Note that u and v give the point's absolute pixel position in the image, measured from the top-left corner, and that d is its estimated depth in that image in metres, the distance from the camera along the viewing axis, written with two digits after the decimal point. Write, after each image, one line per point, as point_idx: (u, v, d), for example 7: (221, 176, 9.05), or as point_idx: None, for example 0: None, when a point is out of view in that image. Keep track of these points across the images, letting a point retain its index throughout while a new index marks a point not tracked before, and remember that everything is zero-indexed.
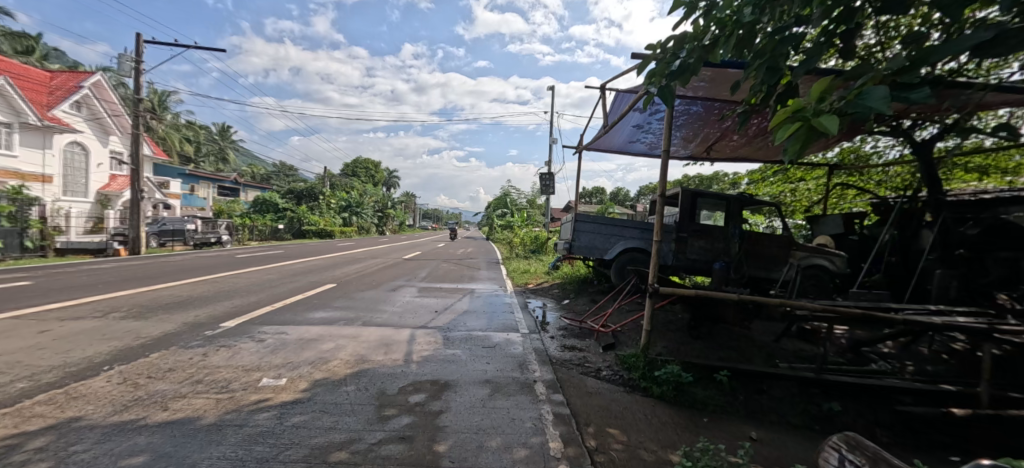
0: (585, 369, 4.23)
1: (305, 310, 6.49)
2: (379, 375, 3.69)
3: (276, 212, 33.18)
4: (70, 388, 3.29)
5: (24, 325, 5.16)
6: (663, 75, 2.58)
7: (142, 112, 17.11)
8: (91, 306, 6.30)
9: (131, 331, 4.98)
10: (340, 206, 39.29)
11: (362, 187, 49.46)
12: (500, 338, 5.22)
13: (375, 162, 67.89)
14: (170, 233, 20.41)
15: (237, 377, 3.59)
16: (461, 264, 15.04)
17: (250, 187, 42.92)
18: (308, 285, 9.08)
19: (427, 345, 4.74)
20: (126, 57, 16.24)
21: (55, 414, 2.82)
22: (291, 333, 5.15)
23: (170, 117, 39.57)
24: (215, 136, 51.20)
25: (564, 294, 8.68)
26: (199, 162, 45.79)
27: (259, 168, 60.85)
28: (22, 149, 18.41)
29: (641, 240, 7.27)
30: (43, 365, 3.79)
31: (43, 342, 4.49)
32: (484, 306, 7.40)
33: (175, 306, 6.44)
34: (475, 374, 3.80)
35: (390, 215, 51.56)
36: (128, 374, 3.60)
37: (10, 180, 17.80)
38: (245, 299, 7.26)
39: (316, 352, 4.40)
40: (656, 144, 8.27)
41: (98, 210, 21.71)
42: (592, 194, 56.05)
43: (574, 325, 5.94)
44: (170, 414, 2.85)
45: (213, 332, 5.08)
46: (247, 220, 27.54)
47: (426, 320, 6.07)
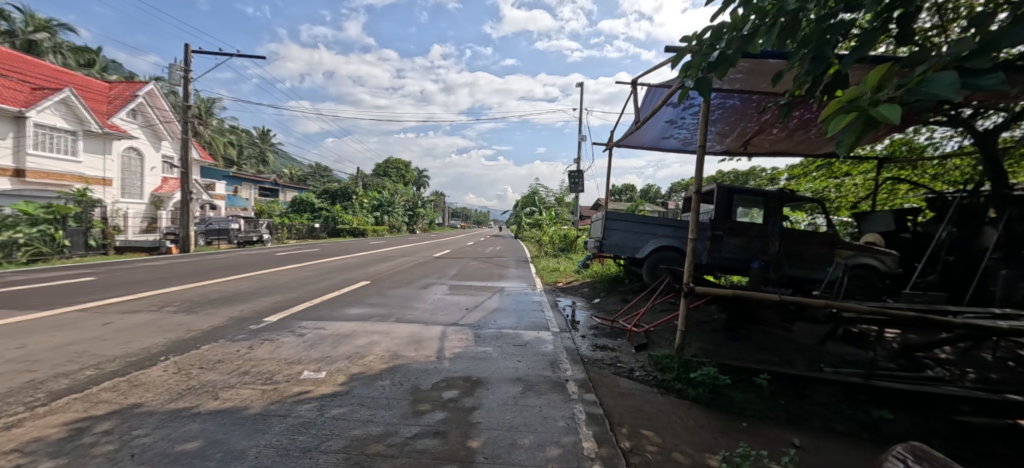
0: (617, 369, 4.16)
1: (340, 306, 6.73)
2: (413, 371, 3.78)
3: (312, 212, 34.38)
4: (131, 376, 3.54)
5: (90, 317, 5.61)
6: (700, 67, 2.49)
7: (190, 118, 18.19)
8: (147, 300, 6.76)
9: (183, 324, 5.30)
10: (372, 205, 40.37)
11: (393, 187, 50.84)
12: (531, 336, 5.23)
13: (405, 161, 69.05)
14: (216, 232, 21.96)
15: (280, 369, 3.76)
16: (490, 263, 15.12)
17: (289, 188, 44.84)
18: (343, 282, 9.36)
19: (459, 343, 4.81)
20: (176, 66, 17.26)
21: (119, 400, 3.05)
22: (328, 328, 5.35)
23: (215, 123, 41.98)
24: (257, 140, 53.79)
25: (594, 293, 8.61)
26: (241, 165, 48.24)
27: (296, 169, 63.73)
28: (86, 155, 19.99)
29: (673, 238, 7.10)
30: (106, 355, 4.10)
31: (108, 333, 4.85)
32: (514, 304, 7.43)
33: (221, 301, 6.82)
34: (506, 371, 3.83)
35: (420, 213, 52.64)
36: (183, 364, 3.84)
37: (76, 183, 19.45)
38: (285, 295, 7.56)
39: (352, 347, 4.55)
40: (690, 140, 8.05)
41: (152, 210, 23.32)
42: (622, 190, 55.20)
43: (606, 325, 5.86)
44: (220, 403, 3.01)
45: (257, 326, 5.34)
46: (286, 220, 28.83)
47: (456, 318, 6.14)
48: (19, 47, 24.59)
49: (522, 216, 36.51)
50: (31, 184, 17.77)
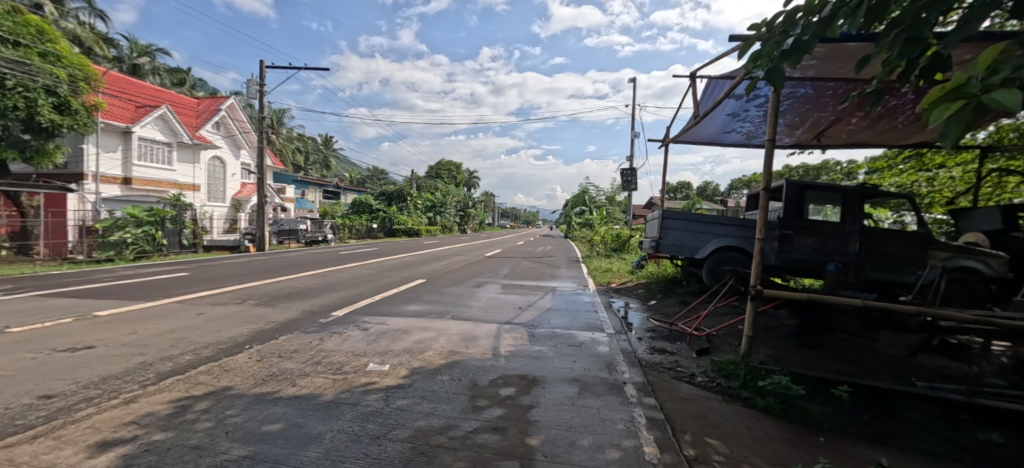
0: (677, 373, 4.02)
1: (399, 303, 7.05)
2: (470, 367, 3.88)
3: (371, 213, 36.18)
4: (222, 362, 3.93)
5: (185, 308, 6.31)
6: (772, 56, 2.34)
7: (264, 128, 19.81)
8: (231, 294, 7.49)
9: (263, 316, 5.81)
10: (426, 206, 41.81)
11: (446, 188, 52.33)
12: (585, 337, 5.17)
13: (456, 163, 70.76)
14: (287, 232, 23.68)
15: (348, 361, 4.01)
16: (540, 262, 15.12)
17: (349, 190, 47.57)
18: (400, 280, 9.79)
19: (514, 341, 4.87)
20: (253, 81, 18.92)
21: (213, 383, 3.41)
22: (389, 323, 5.62)
23: (286, 131, 45.50)
24: (322, 145, 57.65)
25: (650, 294, 8.34)
26: (308, 170, 51.89)
27: (356, 172, 67.50)
28: (179, 164, 22.46)
29: (736, 238, 6.71)
30: (200, 341, 4.60)
31: (201, 323, 5.43)
32: (567, 304, 7.39)
33: (293, 295, 7.40)
34: (562, 371, 3.82)
35: (471, 214, 53.75)
36: (264, 353, 4.21)
37: (171, 189, 21.93)
38: (348, 292, 8.04)
39: (412, 342, 4.75)
40: (755, 133, 7.58)
41: (233, 212, 25.77)
42: (678, 188, 53.04)
43: (663, 327, 5.66)
44: (297, 390, 3.28)
45: (326, 319, 5.73)
46: (348, 221, 30.64)
47: (509, 317, 6.21)
48: (126, 71, 28.08)
49: (572, 215, 36.18)
50: (137, 190, 20.30)
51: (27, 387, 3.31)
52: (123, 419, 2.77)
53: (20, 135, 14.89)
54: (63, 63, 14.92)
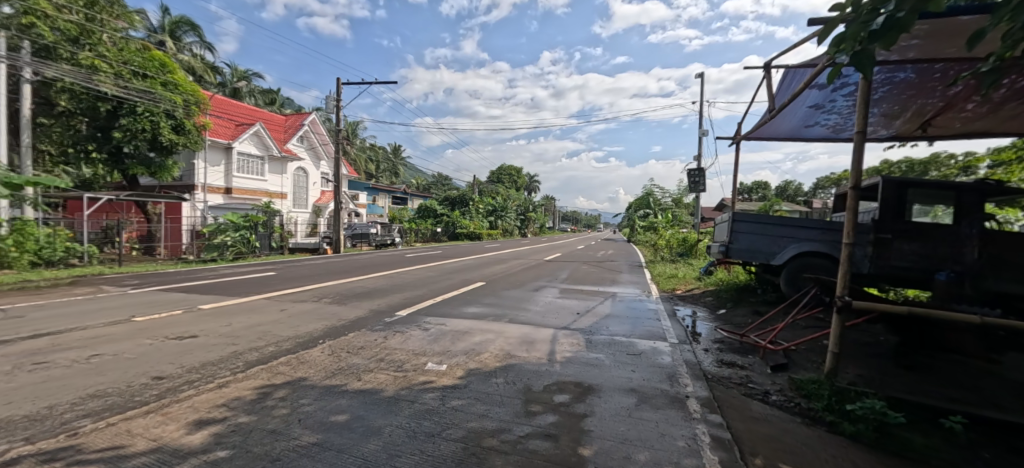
0: (747, 390, 3.69)
1: (459, 305, 7.25)
2: (525, 371, 3.87)
3: (435, 217, 37.65)
4: (299, 354, 4.29)
5: (271, 304, 6.99)
6: (858, 38, 2.08)
7: (341, 140, 21.42)
8: (309, 292, 8.17)
9: (336, 313, 6.28)
10: (487, 210, 42.73)
11: (507, 192, 53.12)
12: (646, 345, 4.95)
13: (517, 167, 71.58)
14: (359, 236, 25.61)
15: (409, 359, 4.19)
16: (601, 267, 14.75)
17: (416, 196, 49.99)
18: (461, 282, 10.05)
19: (570, 347, 4.79)
20: (332, 97, 20.57)
21: (290, 373, 3.73)
22: (448, 324, 5.80)
23: (359, 142, 48.94)
24: (392, 154, 61.21)
25: (720, 302, 7.80)
26: (379, 178, 55.34)
27: (422, 178, 70.83)
28: (270, 174, 25.03)
29: (821, 243, 6.06)
30: (282, 335, 5.06)
31: (283, 318, 5.98)
32: (627, 311, 7.14)
33: (363, 295, 7.91)
34: (619, 380, 3.68)
35: (531, 218, 53.98)
36: (335, 348, 4.53)
37: (263, 197, 24.52)
38: (412, 292, 8.41)
39: (470, 343, 4.85)
40: (843, 126, 6.82)
41: (314, 218, 28.23)
42: (753, 188, 49.22)
43: (734, 340, 5.25)
44: (362, 384, 3.48)
45: (391, 319, 6.03)
46: (414, 225, 32.20)
47: (567, 322, 6.12)
48: (228, 95, 31.90)
49: (636, 218, 34.97)
50: (236, 199, 22.95)
51: (145, 369, 3.85)
52: (216, 401, 3.12)
53: (147, 153, 17.50)
54: (180, 90, 17.33)
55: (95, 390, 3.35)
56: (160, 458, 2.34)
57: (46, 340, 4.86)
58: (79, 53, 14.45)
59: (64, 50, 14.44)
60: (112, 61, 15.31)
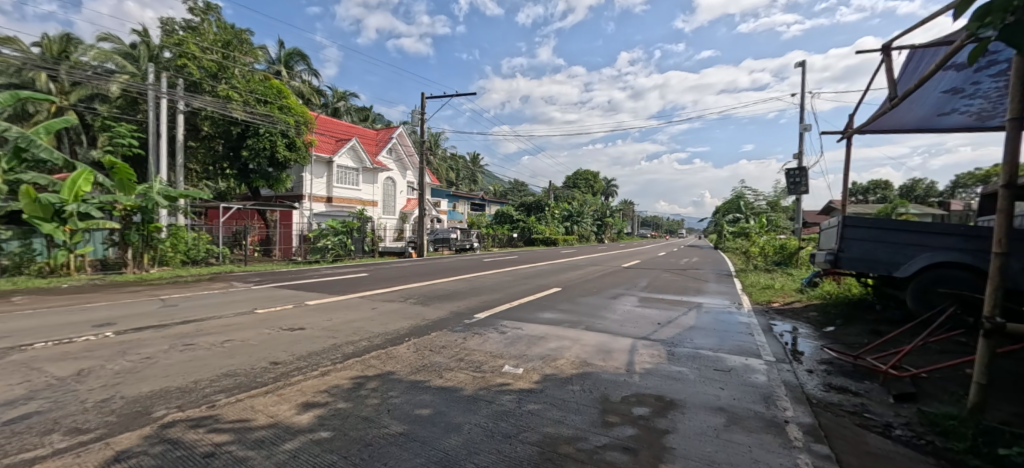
0: (863, 420, 3.21)
1: (535, 310, 7.30)
2: (602, 380, 3.79)
3: (512, 223, 38.36)
4: (388, 350, 4.65)
5: (364, 303, 7.65)
6: (1008, 7, 1.75)
7: (425, 151, 22.80)
8: (396, 293, 8.81)
9: (420, 314, 6.69)
10: (563, 216, 42.57)
11: (583, 198, 52.45)
12: (737, 362, 4.56)
13: (593, 172, 70.35)
14: (442, 241, 26.92)
15: (487, 360, 4.32)
16: (684, 275, 13.89)
17: (493, 203, 51.46)
18: (537, 288, 10.13)
19: (650, 358, 4.57)
20: (417, 111, 22.00)
21: (381, 366, 4.05)
22: (524, 329, 5.88)
23: (441, 152, 51.72)
24: (471, 163, 63.77)
25: (827, 318, 6.92)
26: (458, 185, 57.93)
27: (498, 185, 72.78)
28: (364, 184, 27.49)
29: (961, 252, 5.11)
30: (373, 331, 5.50)
31: (374, 316, 6.52)
32: (714, 323, 6.64)
33: (444, 297, 8.33)
34: (705, 398, 3.43)
35: (609, 223, 52.61)
36: (419, 345, 4.83)
37: (358, 205, 27.01)
38: (490, 296, 8.67)
39: (546, 349, 4.86)
40: (991, 112, 5.72)
41: (400, 224, 30.43)
42: (869, 189, 42.98)
43: (846, 361, 4.63)
44: (444, 381, 3.67)
45: (470, 320, 6.28)
46: (492, 230, 33.13)
47: (647, 332, 5.85)
48: (330, 114, 35.74)
49: (724, 223, 32.39)
50: (335, 207, 25.57)
51: (264, 354, 4.44)
52: (319, 386, 3.51)
53: (267, 168, 20.12)
54: (292, 113, 19.71)
55: (228, 369, 3.96)
56: (275, 432, 2.69)
57: (191, 326, 5.82)
58: (217, 87, 17.61)
59: (208, 84, 17.84)
60: (242, 91, 18.11)
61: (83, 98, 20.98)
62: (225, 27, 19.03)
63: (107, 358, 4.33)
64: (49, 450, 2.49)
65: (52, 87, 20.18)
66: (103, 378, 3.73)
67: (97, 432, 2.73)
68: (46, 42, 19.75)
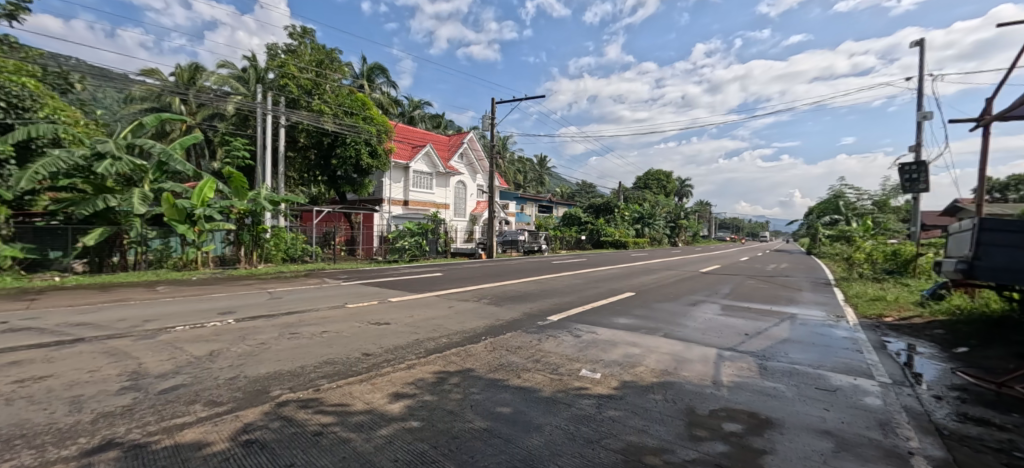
0: (1014, 460, 2.71)
1: (609, 314, 7.15)
2: (687, 391, 3.61)
3: (580, 225, 37.87)
4: (467, 347, 4.84)
5: (441, 301, 8.02)
6: None
7: (495, 154, 23.32)
8: (470, 293, 9.13)
9: (494, 314, 6.86)
10: (633, 218, 41.21)
11: (655, 199, 50.32)
12: (843, 381, 4.09)
13: (666, 172, 67.15)
14: (510, 243, 27.45)
15: (563, 363, 4.32)
16: (773, 283, 12.71)
17: (560, 205, 51.22)
18: (609, 291, 9.90)
19: (740, 372, 4.25)
20: (488, 116, 22.59)
21: (461, 363, 4.23)
22: (599, 333, 5.79)
23: (509, 155, 52.61)
24: (538, 165, 64.07)
25: (957, 337, 5.92)
26: (526, 188, 58.50)
27: (566, 187, 72.31)
28: (437, 188, 28.84)
29: None
30: (451, 329, 5.76)
31: (451, 314, 6.82)
32: (812, 336, 6.01)
33: (516, 298, 8.46)
34: (807, 419, 3.12)
35: (683, 225, 49.84)
36: (496, 345, 4.96)
37: (432, 208, 28.38)
38: (561, 299, 8.63)
39: (623, 355, 4.74)
40: None
41: (471, 225, 31.45)
42: (1010, 185, 36.16)
43: (987, 390, 3.94)
44: (522, 381, 3.73)
45: (543, 322, 6.31)
46: (560, 233, 32.98)
47: (733, 343, 5.46)
48: (406, 122, 38.02)
49: (819, 225, 29.16)
50: (412, 210, 27.11)
51: (357, 346, 4.84)
52: (406, 378, 3.75)
53: (353, 174, 21.81)
54: (375, 123, 21.19)
55: (328, 357, 4.38)
56: (372, 418, 2.93)
57: (294, 317, 6.52)
58: (312, 102, 19.57)
59: (303, 100, 19.82)
60: (332, 105, 19.97)
61: (206, 117, 24.40)
62: (318, 47, 21.08)
63: (231, 342, 5.00)
64: (193, 418, 2.95)
65: (184, 109, 23.73)
66: (230, 359, 4.33)
67: (228, 405, 3.17)
68: (179, 71, 23.29)
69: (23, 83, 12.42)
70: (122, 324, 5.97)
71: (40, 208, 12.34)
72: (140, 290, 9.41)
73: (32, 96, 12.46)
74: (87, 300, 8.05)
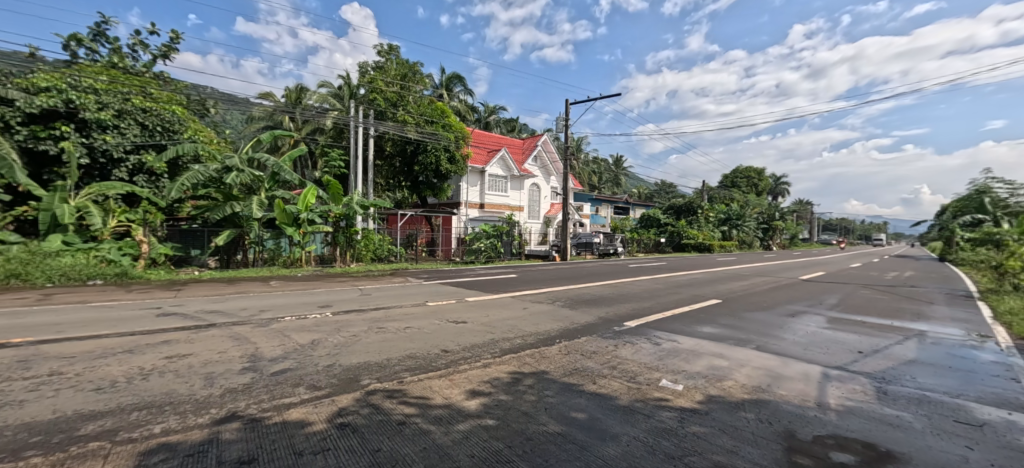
0: None
1: (692, 322, 6.70)
2: (784, 412, 3.25)
3: (659, 227, 36.08)
4: (541, 349, 4.84)
5: (515, 302, 8.12)
6: None
7: (568, 156, 23.11)
8: (543, 295, 9.14)
9: (568, 317, 6.79)
10: (718, 219, 38.25)
11: (744, 199, 46.25)
12: (994, 416, 3.38)
13: (757, 168, 61.42)
14: (584, 245, 26.97)
15: (641, 371, 4.13)
16: (895, 293, 10.96)
17: (637, 206, 49.25)
18: (692, 298, 9.29)
19: (852, 395, 3.72)
20: (561, 117, 22.48)
21: (535, 365, 4.24)
22: (681, 342, 5.44)
23: (584, 156, 51.87)
24: (614, 165, 62.36)
25: None
26: (601, 189, 57.22)
27: (643, 188, 69.43)
28: (512, 191, 29.34)
29: None
30: (525, 330, 5.81)
31: (525, 315, 6.88)
32: (948, 359, 5.06)
33: (591, 302, 8.29)
34: (943, 457, 2.63)
35: (778, 227, 45.13)
36: (570, 349, 4.90)
37: (506, 211, 28.93)
38: (638, 304, 8.29)
39: (709, 367, 4.40)
40: None
41: (544, 228, 31.51)
42: None
43: None
44: (598, 388, 3.64)
45: (619, 328, 6.11)
46: (637, 235, 31.69)
47: (842, 362, 4.79)
48: (482, 128, 39.30)
49: (955, 227, 24.61)
50: (487, 212, 27.88)
51: (437, 342, 5.09)
52: (482, 377, 3.85)
53: (433, 179, 23.01)
54: (453, 130, 22.21)
55: (411, 352, 4.66)
56: (451, 413, 3.05)
57: (381, 312, 7.05)
58: (397, 113, 21.08)
59: (390, 112, 21.40)
60: (415, 115, 21.44)
61: (309, 131, 27.46)
62: (402, 62, 22.50)
63: (328, 333, 5.54)
64: (298, 399, 3.31)
65: (292, 125, 26.94)
66: (327, 348, 4.80)
67: (326, 390, 3.51)
68: (288, 92, 26.46)
69: (173, 110, 14.98)
70: (244, 312, 6.94)
71: (184, 213, 14.73)
72: (257, 284, 10.83)
73: (179, 121, 14.87)
74: (218, 291, 9.48)
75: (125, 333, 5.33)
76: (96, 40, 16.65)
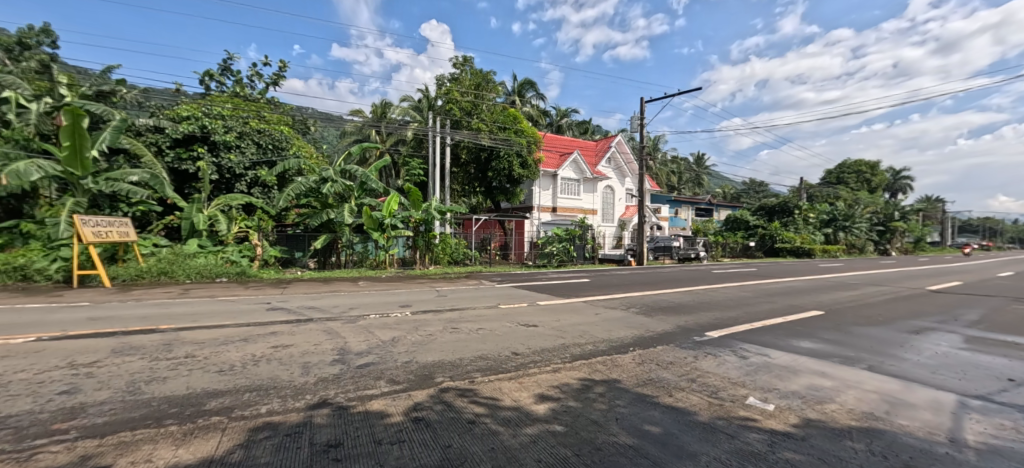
0: None
1: (787, 335, 6.03)
2: (904, 445, 2.78)
3: (747, 229, 33.12)
4: (613, 357, 4.68)
5: (587, 307, 7.94)
6: None
7: (644, 155, 22.18)
8: (617, 300, 8.85)
9: (643, 324, 6.49)
10: (820, 220, 34.10)
11: (853, 197, 40.71)
12: None
13: (869, 162, 53.75)
14: (663, 249, 25.66)
15: (725, 387, 3.80)
16: None
17: (722, 207, 45.72)
18: (787, 308, 8.36)
19: (999, 432, 3.07)
20: (636, 116, 21.69)
21: (606, 373, 4.11)
22: (773, 356, 4.92)
23: (661, 156, 49.48)
24: (695, 164, 58.62)
25: None
26: (681, 190, 54.06)
27: (729, 187, 64.30)
28: (584, 194, 28.90)
29: None
30: (597, 337, 5.66)
31: (597, 321, 6.70)
32: None
33: (669, 309, 7.84)
34: None
35: (898, 229, 39.03)
36: (645, 358, 4.67)
37: (579, 214, 28.55)
38: (723, 312, 7.66)
39: (807, 386, 3.92)
40: None
41: (619, 231, 30.55)
42: None
43: None
44: (674, 401, 3.41)
45: (700, 338, 5.70)
46: (721, 238, 29.40)
47: (986, 391, 3.97)
48: (554, 131, 39.25)
49: None
50: (559, 216, 27.75)
51: (507, 345, 5.16)
52: (552, 382, 3.82)
53: (506, 184, 23.48)
54: (525, 135, 22.49)
55: (482, 353, 4.77)
56: (519, 415, 3.06)
57: (456, 313, 7.33)
58: (472, 122, 21.86)
59: (465, 121, 22.26)
60: (488, 122, 22.09)
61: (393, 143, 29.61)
62: (476, 72, 23.32)
63: (408, 331, 5.89)
64: (378, 392, 3.55)
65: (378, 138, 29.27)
66: (406, 346, 5.09)
67: (404, 385, 3.73)
68: (375, 108, 28.79)
69: (282, 129, 17.12)
70: (337, 309, 7.65)
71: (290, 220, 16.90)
72: (348, 284, 11.89)
73: (286, 139, 16.96)
74: (316, 289, 10.57)
75: (243, 324, 6.16)
76: (224, 74, 19.59)
